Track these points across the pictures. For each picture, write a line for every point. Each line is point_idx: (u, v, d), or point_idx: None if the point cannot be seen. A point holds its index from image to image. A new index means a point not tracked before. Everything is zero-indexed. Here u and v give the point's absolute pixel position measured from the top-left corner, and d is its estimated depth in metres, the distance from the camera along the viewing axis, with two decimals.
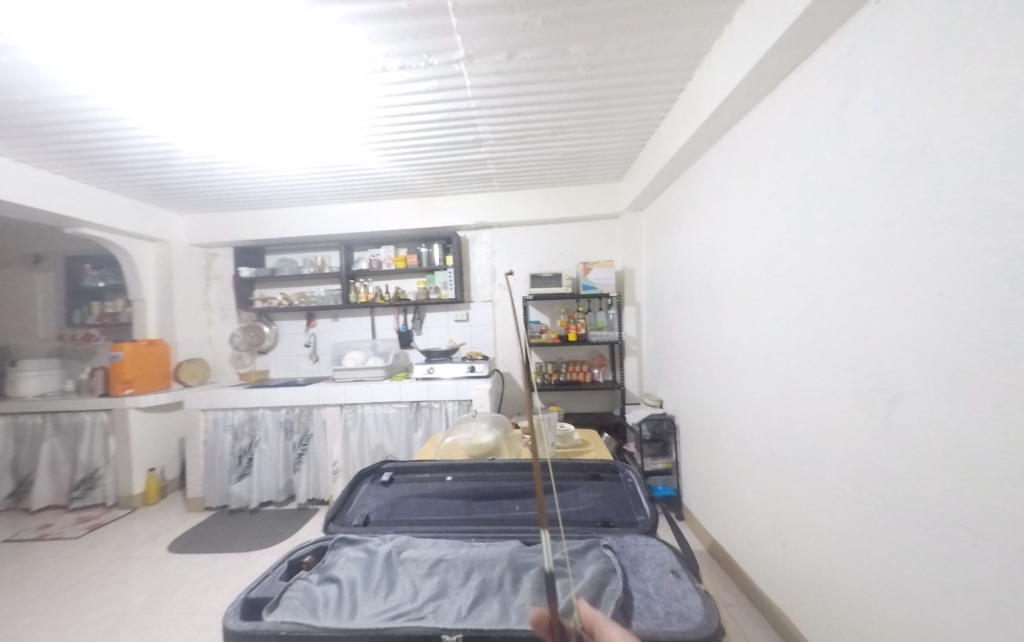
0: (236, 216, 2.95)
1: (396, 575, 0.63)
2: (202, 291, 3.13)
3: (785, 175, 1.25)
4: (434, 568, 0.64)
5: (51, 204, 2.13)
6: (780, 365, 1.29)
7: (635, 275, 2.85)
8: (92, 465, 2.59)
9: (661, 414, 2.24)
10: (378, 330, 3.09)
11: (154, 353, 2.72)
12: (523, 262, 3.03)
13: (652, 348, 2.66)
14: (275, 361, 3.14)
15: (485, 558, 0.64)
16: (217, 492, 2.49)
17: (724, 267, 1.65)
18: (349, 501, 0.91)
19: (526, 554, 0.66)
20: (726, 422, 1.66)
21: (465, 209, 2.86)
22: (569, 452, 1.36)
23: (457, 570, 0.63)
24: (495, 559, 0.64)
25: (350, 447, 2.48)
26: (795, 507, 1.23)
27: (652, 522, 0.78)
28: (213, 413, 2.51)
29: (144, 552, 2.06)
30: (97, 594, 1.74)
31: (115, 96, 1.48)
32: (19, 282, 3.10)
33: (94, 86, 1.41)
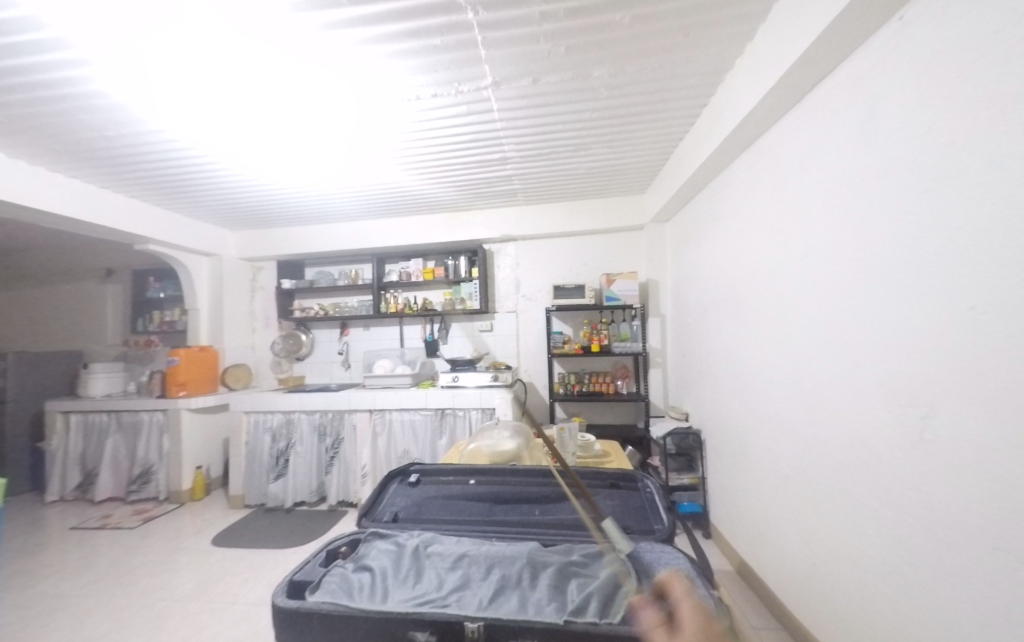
0: (281, 232, 3.19)
1: (423, 567, 0.67)
2: (248, 302, 3.38)
3: (810, 186, 1.24)
4: (457, 562, 0.68)
5: (124, 224, 2.39)
6: (809, 379, 1.25)
7: (659, 286, 2.84)
8: (148, 460, 2.82)
9: (686, 428, 2.18)
10: (406, 339, 3.21)
11: (204, 358, 2.95)
12: (546, 274, 3.08)
13: (677, 360, 2.61)
14: (311, 367, 3.32)
15: (505, 555, 0.68)
16: (255, 491, 2.65)
17: (750, 278, 1.63)
18: (379, 499, 0.96)
19: (544, 554, 0.69)
20: (754, 440, 1.61)
21: (491, 223, 2.96)
22: (589, 462, 1.38)
23: (479, 564, 0.66)
24: (514, 557, 0.67)
25: (378, 452, 2.58)
26: (826, 526, 1.18)
27: (670, 529, 0.79)
28: (254, 415, 2.68)
29: (190, 545, 2.22)
30: (151, 580, 1.89)
31: (184, 130, 1.67)
32: (93, 293, 3.47)
33: (168, 122, 1.61)
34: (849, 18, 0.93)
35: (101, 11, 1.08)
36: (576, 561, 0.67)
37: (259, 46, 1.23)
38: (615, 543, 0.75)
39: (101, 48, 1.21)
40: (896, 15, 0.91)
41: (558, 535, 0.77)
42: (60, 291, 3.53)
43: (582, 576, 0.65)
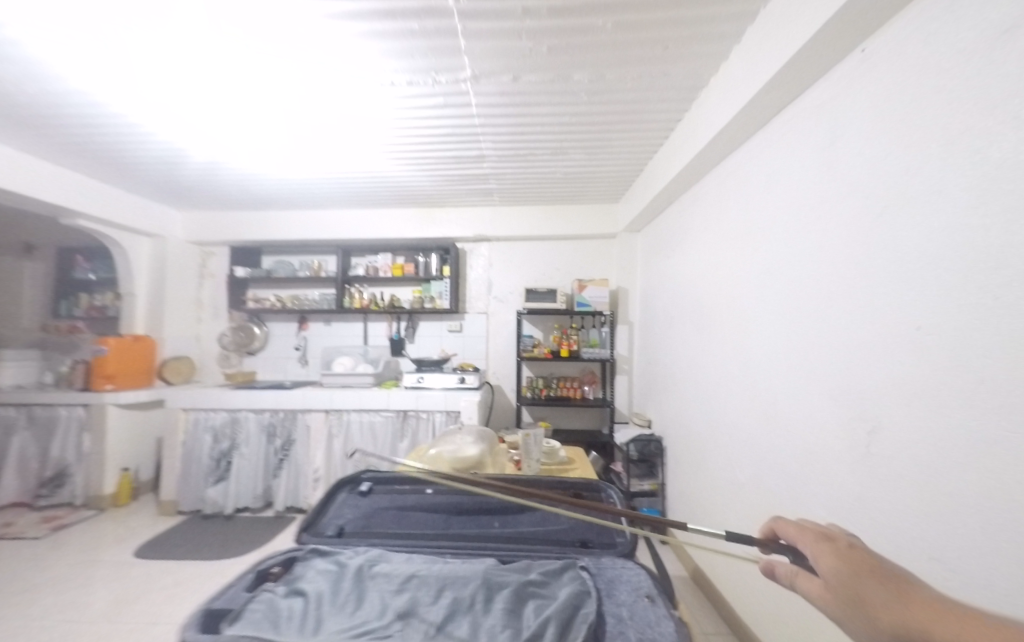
0: (237, 215, 2.96)
1: (366, 591, 0.61)
2: (196, 289, 3.10)
3: (775, 204, 1.28)
4: (405, 584, 0.61)
5: (46, 194, 2.11)
6: (766, 391, 1.30)
7: (628, 295, 2.89)
8: (63, 461, 2.49)
9: (648, 435, 2.22)
10: (370, 336, 3.07)
11: (139, 349, 2.67)
12: (518, 276, 3.05)
13: (643, 368, 2.67)
14: (264, 362, 3.09)
15: (458, 576, 0.62)
16: (191, 496, 2.41)
17: (714, 291, 1.67)
18: (324, 510, 0.88)
19: (499, 574, 0.63)
20: (713, 448, 1.65)
21: (465, 221, 2.90)
22: (553, 470, 1.36)
23: (428, 587, 0.60)
24: (468, 577, 0.62)
25: (333, 454, 2.43)
26: None
27: (630, 545, 0.75)
28: (194, 413, 2.45)
29: (108, 557, 1.97)
30: (55, 599, 1.65)
31: (119, 93, 1.49)
32: (6, 269, 3.05)
33: (100, 83, 1.42)
34: (817, 45, 0.97)
35: (117, 55, 1.28)
36: (534, 581, 0.63)
37: (215, 10, 1.11)
38: (575, 559, 0.71)
39: (69, 56, 1.29)
40: (860, 46, 0.96)
41: (517, 551, 0.72)
42: None
43: (540, 597, 0.60)
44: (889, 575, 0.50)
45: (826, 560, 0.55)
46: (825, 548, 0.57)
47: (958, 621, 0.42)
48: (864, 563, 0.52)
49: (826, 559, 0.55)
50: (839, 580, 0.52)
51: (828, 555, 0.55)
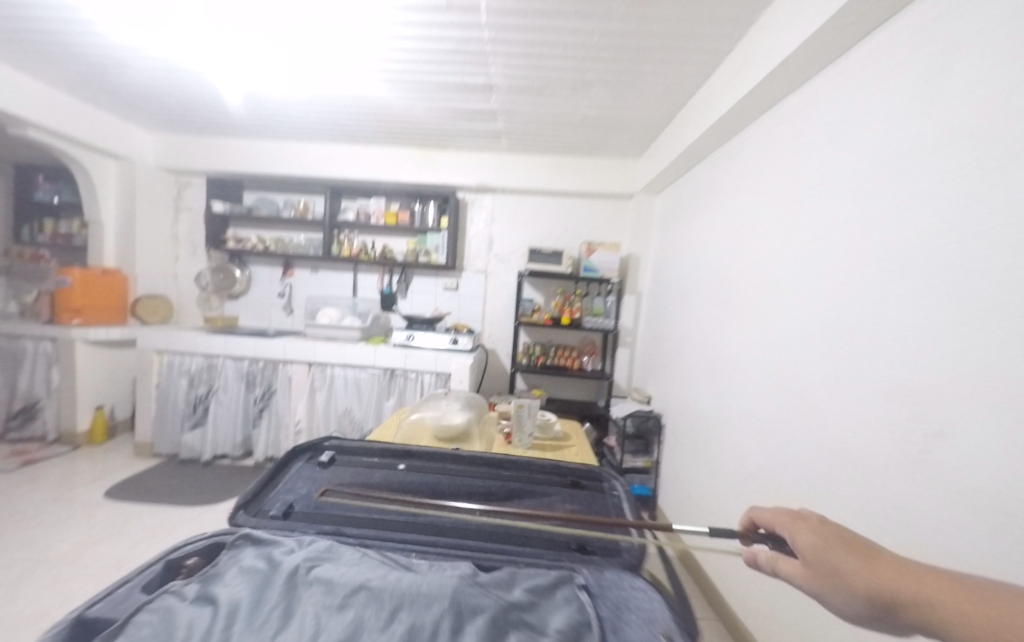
0: (214, 143, 2.65)
1: (297, 605, 0.46)
2: (171, 222, 2.85)
3: (833, 162, 1.06)
4: (349, 598, 0.46)
5: None
6: (794, 378, 1.15)
7: (640, 264, 2.70)
8: (32, 395, 2.37)
9: (647, 411, 2.11)
10: (360, 289, 2.87)
11: (108, 283, 2.47)
12: (522, 235, 2.81)
13: (647, 342, 2.53)
14: (245, 307, 2.89)
15: (419, 592, 0.47)
16: (167, 439, 2.32)
17: (745, 263, 1.47)
18: (275, 482, 0.74)
19: (473, 590, 0.48)
20: (720, 434, 1.52)
21: (468, 167, 2.61)
22: (547, 445, 1.23)
23: (379, 606, 0.45)
24: (432, 595, 0.47)
25: (316, 408, 2.32)
26: None
27: (639, 557, 0.60)
28: (169, 355, 2.30)
29: (77, 496, 1.89)
30: (14, 537, 1.57)
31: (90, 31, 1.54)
32: None
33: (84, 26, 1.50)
34: None
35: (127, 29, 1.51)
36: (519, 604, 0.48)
37: None
38: (571, 571, 0.56)
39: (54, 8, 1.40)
40: None
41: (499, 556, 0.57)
42: None
43: (525, 630, 0.46)
44: (862, 543, 0.48)
45: (803, 536, 0.52)
46: (799, 524, 0.54)
47: (936, 585, 0.41)
48: (838, 535, 0.50)
49: (803, 535, 0.52)
50: (816, 555, 0.49)
51: (803, 531, 0.53)
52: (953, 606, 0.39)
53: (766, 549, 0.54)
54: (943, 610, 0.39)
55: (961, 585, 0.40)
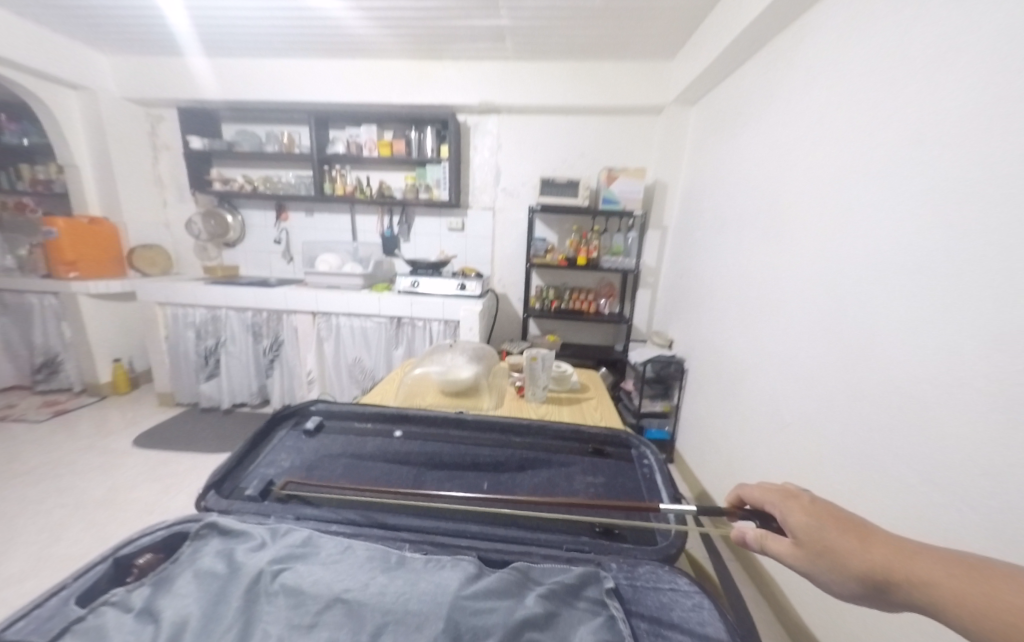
0: (178, 65, 2.31)
1: (253, 624, 0.38)
2: (151, 163, 2.62)
3: (943, 22, 0.75)
4: (322, 615, 0.38)
5: None
6: (839, 320, 0.96)
7: (666, 193, 2.38)
8: (50, 349, 2.40)
9: (668, 356, 1.97)
10: (360, 232, 2.67)
11: (98, 233, 2.34)
12: (532, 163, 2.48)
13: (671, 282, 2.31)
14: (245, 256, 2.76)
15: (409, 608, 0.38)
16: (187, 390, 2.35)
17: (790, 181, 1.20)
18: (256, 453, 0.66)
19: (473, 604, 0.39)
20: (743, 381, 1.38)
21: (468, 82, 2.24)
22: (563, 398, 1.12)
23: (358, 627, 0.37)
24: (424, 612, 0.38)
25: (325, 357, 2.28)
26: (815, 479, 0.99)
27: (678, 546, 0.51)
28: (171, 308, 2.24)
29: (107, 445, 1.96)
30: (52, 484, 1.64)
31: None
32: None
33: None
34: None
35: None
36: (534, 620, 0.38)
37: None
38: (597, 567, 0.46)
39: None
40: None
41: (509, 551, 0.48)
42: None
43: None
44: (858, 522, 0.44)
45: (795, 515, 0.47)
46: (790, 501, 0.49)
47: (942, 569, 0.38)
48: (831, 511, 0.46)
49: (795, 513, 0.47)
50: (809, 534, 0.45)
51: (796, 510, 0.48)
52: (960, 589, 0.36)
53: (753, 526, 0.49)
54: (947, 594, 0.36)
55: (968, 566, 0.37)
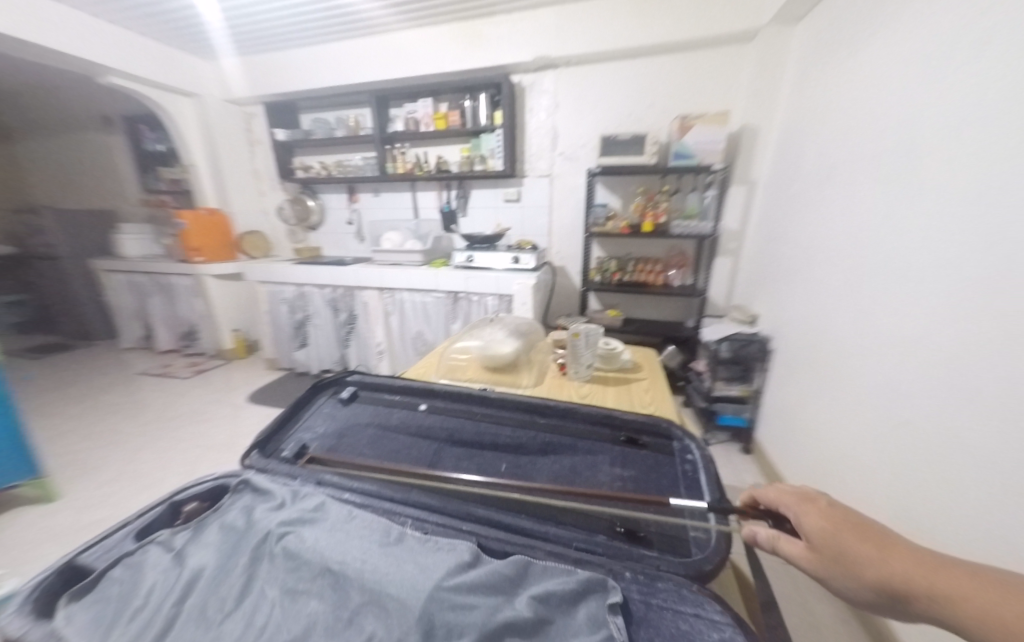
0: (262, 63, 2.55)
1: (251, 585, 0.45)
2: (249, 158, 2.98)
3: None
4: (308, 588, 0.44)
5: (59, 43, 1.91)
6: (993, 286, 0.70)
7: (756, 139, 2.00)
8: (191, 320, 2.96)
9: (749, 334, 1.69)
10: (421, 209, 2.74)
11: (215, 223, 2.77)
12: (593, 120, 2.26)
13: (758, 248, 1.97)
14: (325, 238, 3.05)
15: (390, 591, 0.41)
16: (285, 356, 2.73)
17: (926, 104, 0.90)
18: (297, 417, 0.72)
19: (456, 598, 0.41)
20: (840, 367, 1.14)
21: (522, 37, 2.08)
22: (610, 377, 1.03)
23: (346, 602, 0.42)
24: (405, 595, 0.41)
25: (392, 330, 2.44)
26: (936, 492, 0.78)
27: (714, 564, 0.43)
28: (269, 286, 2.59)
29: (230, 399, 2.38)
30: (192, 426, 2.05)
31: None
32: (98, 145, 3.20)
33: None
34: None
35: None
36: (515, 623, 0.38)
37: None
38: (604, 574, 0.43)
39: None
40: None
41: (507, 541, 0.47)
42: (69, 145, 3.31)
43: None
44: (879, 529, 0.43)
45: (811, 520, 0.47)
46: (808, 505, 0.49)
47: (967, 583, 0.38)
48: (851, 517, 0.45)
49: (810, 517, 0.47)
50: (823, 539, 0.45)
51: (814, 515, 0.47)
52: (982, 605, 0.36)
53: (765, 528, 0.49)
54: (969, 608, 0.36)
55: (995, 583, 0.37)
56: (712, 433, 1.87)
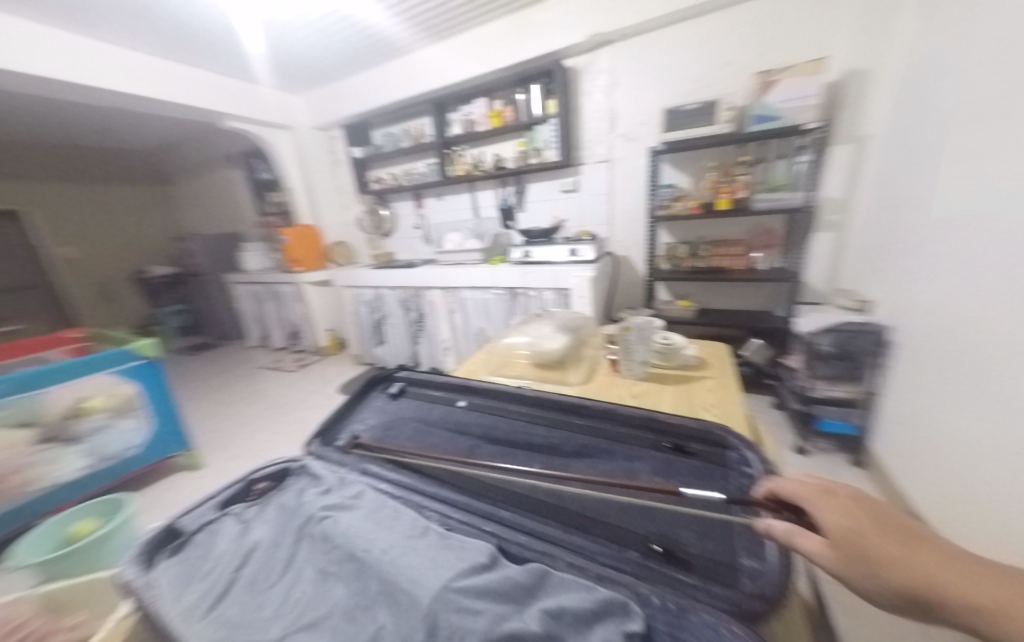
0: (339, 90, 2.84)
1: (297, 562, 0.51)
2: (334, 176, 3.35)
3: None
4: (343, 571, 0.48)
5: (191, 100, 2.37)
6: None
7: (868, 84, 1.64)
8: (295, 322, 3.47)
9: (861, 322, 1.38)
10: (481, 208, 2.80)
11: (309, 237, 3.19)
12: (655, 94, 2.07)
13: (873, 217, 1.61)
14: (398, 243, 3.30)
15: (406, 582, 0.44)
16: (367, 352, 3.04)
17: None
18: (352, 410, 0.79)
19: (463, 602, 0.41)
20: (990, 363, 0.88)
21: (574, 17, 1.99)
22: (670, 375, 0.94)
23: (371, 589, 0.45)
24: (419, 588, 0.43)
25: (456, 327, 2.56)
26: None
27: (768, 604, 0.37)
28: (353, 290, 2.90)
29: (324, 390, 2.73)
30: (295, 412, 2.39)
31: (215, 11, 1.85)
32: (226, 180, 3.90)
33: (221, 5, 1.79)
34: None
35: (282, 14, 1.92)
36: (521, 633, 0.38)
37: None
38: (628, 597, 0.40)
39: None
40: None
41: (525, 546, 0.46)
42: (207, 182, 4.09)
43: None
44: (900, 527, 0.40)
45: (833, 515, 0.42)
46: (832, 501, 0.43)
47: (998, 592, 0.35)
48: (879, 517, 0.41)
49: (831, 512, 0.42)
50: (849, 538, 0.40)
51: (840, 512, 0.42)
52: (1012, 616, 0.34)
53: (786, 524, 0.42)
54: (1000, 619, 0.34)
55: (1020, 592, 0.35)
56: (810, 440, 1.59)
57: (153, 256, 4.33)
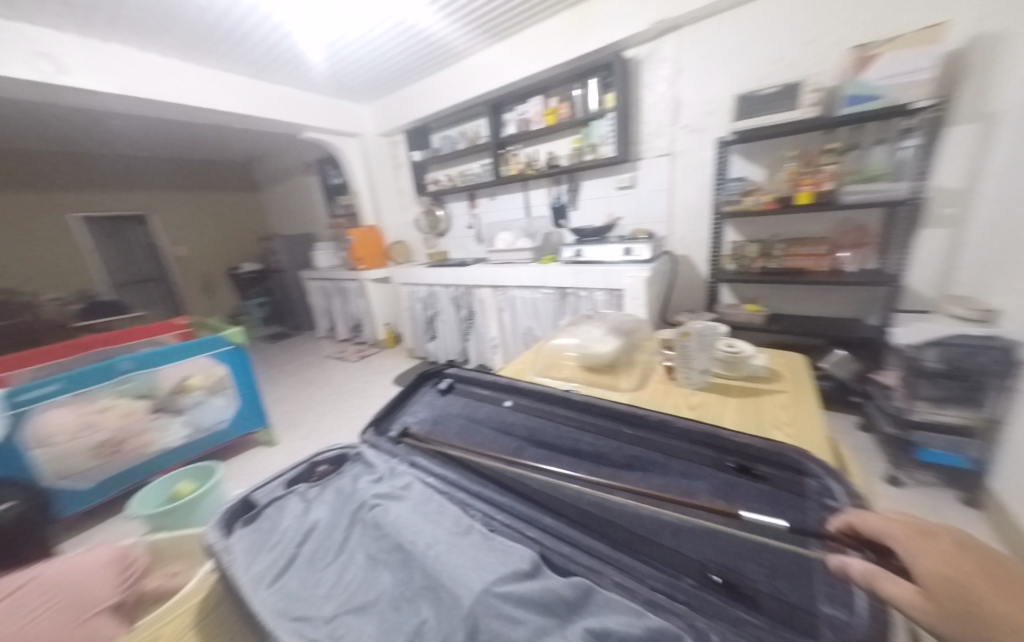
0: (402, 97, 3.01)
1: (352, 544, 0.54)
2: (396, 179, 3.56)
3: None
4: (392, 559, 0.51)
5: (277, 115, 2.67)
6: None
7: (1005, 48, 1.35)
8: (357, 316, 3.74)
9: (983, 336, 1.15)
10: (533, 207, 2.79)
11: (372, 236, 3.42)
12: (726, 79, 1.90)
13: (1006, 209, 1.33)
14: (452, 242, 3.41)
15: (449, 578, 0.45)
16: (420, 347, 3.18)
17: None
18: (404, 403, 0.83)
19: (503, 607, 0.41)
20: None
21: (635, 5, 1.91)
22: (735, 386, 0.85)
23: (416, 580, 0.47)
24: (460, 586, 0.44)
25: (504, 325, 2.58)
26: None
27: None
28: (409, 287, 3.05)
29: (380, 380, 2.91)
30: (355, 399, 2.58)
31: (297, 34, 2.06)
32: (303, 186, 4.32)
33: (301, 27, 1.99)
34: None
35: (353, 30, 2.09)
36: None
37: None
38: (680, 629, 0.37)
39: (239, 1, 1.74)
40: None
41: (569, 558, 0.45)
42: (288, 188, 4.56)
43: None
44: None
45: (927, 559, 0.35)
46: (929, 544, 0.36)
47: None
48: (998, 571, 0.32)
49: (923, 555, 0.35)
50: (946, 589, 0.33)
51: (937, 557, 0.35)
52: None
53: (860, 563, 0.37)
54: None
55: None
56: (907, 470, 1.36)
57: (243, 254, 4.93)
